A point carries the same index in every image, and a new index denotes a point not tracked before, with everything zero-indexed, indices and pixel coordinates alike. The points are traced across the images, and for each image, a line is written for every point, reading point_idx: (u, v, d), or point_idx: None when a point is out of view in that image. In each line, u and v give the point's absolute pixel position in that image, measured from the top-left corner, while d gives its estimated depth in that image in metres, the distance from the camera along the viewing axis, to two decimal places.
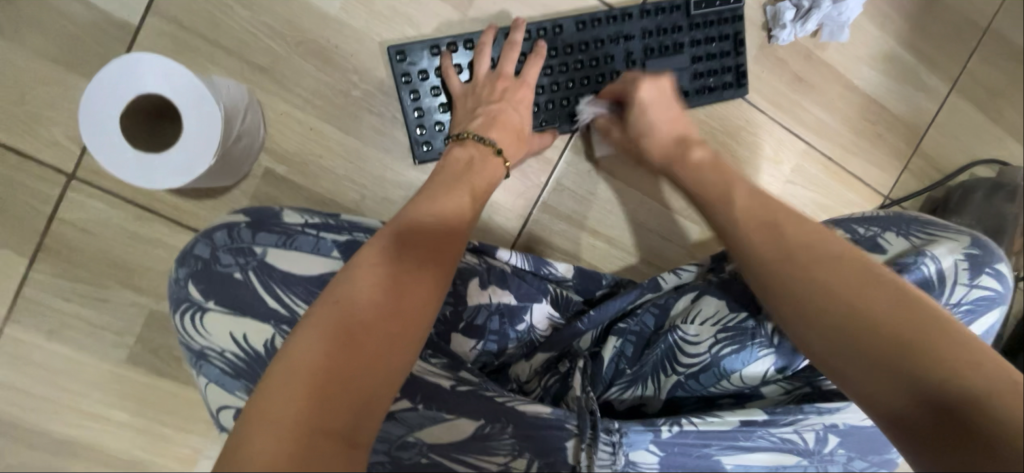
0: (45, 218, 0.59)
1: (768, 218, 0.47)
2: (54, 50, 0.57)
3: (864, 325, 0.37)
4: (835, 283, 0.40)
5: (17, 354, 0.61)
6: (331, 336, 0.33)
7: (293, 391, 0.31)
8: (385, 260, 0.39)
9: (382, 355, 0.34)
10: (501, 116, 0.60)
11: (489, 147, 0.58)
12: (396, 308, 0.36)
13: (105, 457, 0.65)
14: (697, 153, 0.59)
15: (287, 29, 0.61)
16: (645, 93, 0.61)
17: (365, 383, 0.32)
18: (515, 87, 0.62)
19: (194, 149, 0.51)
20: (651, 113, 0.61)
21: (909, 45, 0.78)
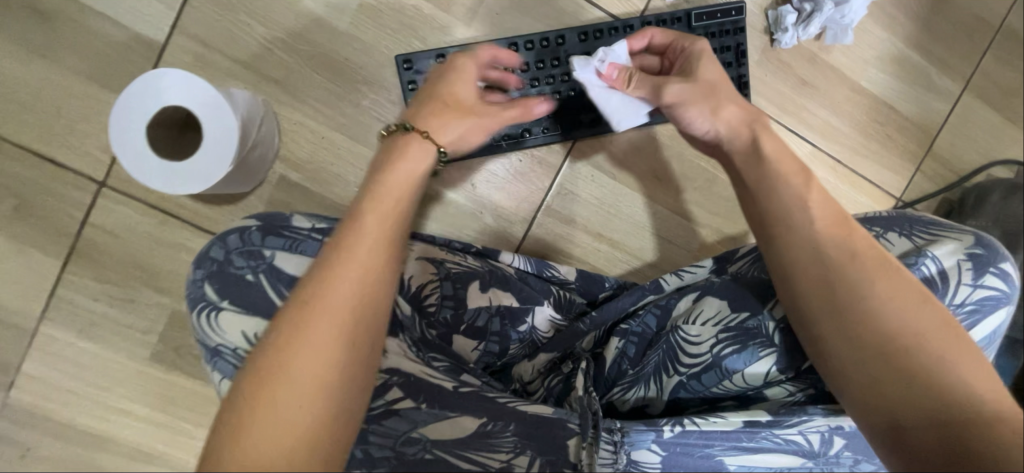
0: (77, 222, 0.63)
1: (836, 216, 0.46)
2: (88, 67, 0.62)
3: (893, 348, 0.41)
4: (885, 303, 0.42)
5: (51, 350, 0.65)
6: (319, 362, 0.36)
7: (287, 412, 0.35)
8: (358, 277, 0.39)
9: (343, 376, 0.37)
10: (435, 94, 0.49)
11: (411, 132, 0.46)
12: (373, 328, 0.39)
13: (128, 450, 0.68)
14: (768, 144, 0.48)
15: (301, 44, 0.65)
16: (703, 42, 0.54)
17: (346, 401, 0.37)
18: (454, 61, 0.51)
19: (213, 157, 0.54)
20: (708, 61, 0.52)
21: (917, 46, 0.77)
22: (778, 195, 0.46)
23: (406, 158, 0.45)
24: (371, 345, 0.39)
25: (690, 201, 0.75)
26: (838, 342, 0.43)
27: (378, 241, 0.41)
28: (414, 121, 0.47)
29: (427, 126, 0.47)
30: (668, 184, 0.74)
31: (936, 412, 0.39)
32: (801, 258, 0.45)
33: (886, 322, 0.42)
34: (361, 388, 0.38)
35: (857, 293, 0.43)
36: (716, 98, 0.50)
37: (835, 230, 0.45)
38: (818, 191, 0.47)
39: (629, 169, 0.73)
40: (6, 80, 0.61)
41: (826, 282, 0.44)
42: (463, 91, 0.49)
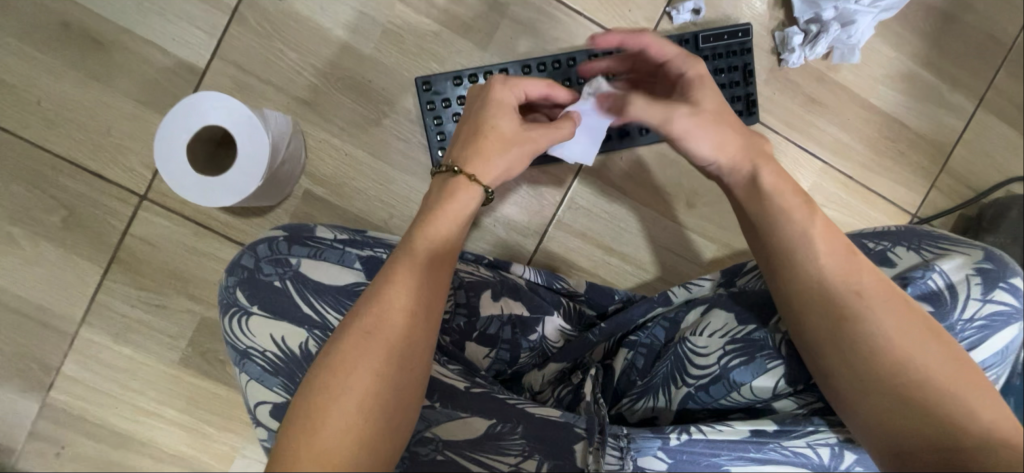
0: (119, 233, 0.68)
1: (846, 252, 0.47)
2: (136, 90, 0.67)
3: (908, 383, 0.42)
4: (898, 338, 0.43)
5: (89, 353, 0.69)
6: (356, 393, 0.39)
7: (327, 441, 0.37)
8: (392, 310, 0.43)
9: (390, 391, 0.41)
10: (477, 131, 0.51)
11: (460, 174, 0.49)
12: (404, 358, 0.42)
13: (154, 451, 0.71)
14: (768, 176, 0.51)
15: (328, 67, 0.69)
16: (696, 68, 0.55)
17: (380, 429, 0.39)
18: (492, 94, 0.53)
19: (246, 172, 0.58)
20: (706, 90, 0.53)
21: (927, 64, 0.78)
22: (787, 230, 0.48)
23: (455, 198, 0.49)
24: (402, 374, 0.41)
25: (699, 216, 0.76)
26: (856, 378, 0.44)
27: (409, 276, 0.44)
28: (461, 163, 0.50)
29: (469, 166, 0.50)
30: (677, 198, 0.76)
31: (952, 448, 0.40)
32: (807, 293, 0.46)
33: (901, 358, 0.43)
34: (393, 416, 0.40)
35: (870, 328, 0.44)
36: (719, 132, 0.52)
37: (845, 264, 0.46)
38: (824, 223, 0.48)
39: (639, 184, 0.75)
40: (64, 102, 0.67)
41: (840, 316, 0.45)
42: (505, 124, 0.52)
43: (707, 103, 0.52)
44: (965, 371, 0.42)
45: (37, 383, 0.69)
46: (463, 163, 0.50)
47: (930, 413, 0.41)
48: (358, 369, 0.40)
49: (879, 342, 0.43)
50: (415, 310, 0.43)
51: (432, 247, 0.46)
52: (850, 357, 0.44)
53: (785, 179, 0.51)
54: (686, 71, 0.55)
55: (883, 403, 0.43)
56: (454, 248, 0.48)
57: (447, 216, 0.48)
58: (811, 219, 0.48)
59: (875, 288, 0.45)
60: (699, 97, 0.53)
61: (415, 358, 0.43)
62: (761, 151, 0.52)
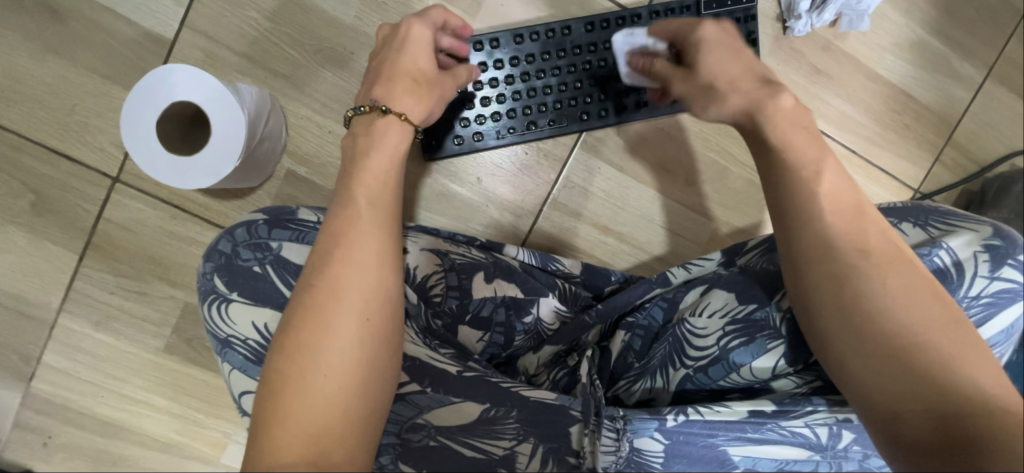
0: (92, 217, 0.65)
1: (847, 211, 0.44)
2: (100, 64, 0.63)
3: (911, 344, 0.41)
4: (904, 297, 0.42)
5: (70, 342, 0.67)
6: (332, 368, 0.37)
7: (309, 416, 0.36)
8: (356, 280, 0.40)
9: (361, 364, 0.38)
10: (397, 67, 0.48)
11: (387, 113, 0.46)
12: (374, 326, 0.39)
13: (144, 439, 0.70)
14: (778, 129, 0.46)
15: (307, 38, 0.65)
16: (708, 32, 0.50)
17: (361, 404, 0.38)
18: (408, 30, 0.50)
19: (220, 151, 0.54)
20: (713, 55, 0.49)
21: (937, 32, 0.74)
22: (794, 188, 0.45)
23: (389, 141, 0.45)
24: (382, 343, 0.40)
25: (698, 193, 0.74)
26: (863, 341, 0.42)
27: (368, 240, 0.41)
28: (387, 102, 0.47)
29: (393, 104, 0.47)
30: (676, 175, 0.73)
31: (954, 408, 0.39)
32: (818, 251, 0.44)
33: (896, 320, 0.41)
34: (370, 390, 0.38)
35: (877, 289, 0.42)
36: (708, 98, 0.49)
37: (845, 221, 0.44)
38: (836, 179, 0.45)
39: (637, 161, 0.72)
40: (23, 79, 0.62)
41: (841, 276, 0.43)
42: (426, 62, 0.50)
43: (713, 67, 0.49)
44: (967, 331, 0.41)
45: (17, 374, 0.67)
46: (389, 104, 0.46)
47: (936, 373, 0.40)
48: (326, 346, 0.37)
49: (884, 302, 0.42)
50: (377, 275, 0.41)
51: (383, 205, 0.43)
52: (854, 319, 0.42)
53: (789, 128, 0.47)
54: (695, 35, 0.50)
55: (889, 366, 0.41)
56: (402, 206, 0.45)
57: (383, 157, 0.44)
58: (812, 175, 0.45)
59: (881, 247, 0.43)
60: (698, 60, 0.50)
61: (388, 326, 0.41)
62: (765, 105, 0.47)
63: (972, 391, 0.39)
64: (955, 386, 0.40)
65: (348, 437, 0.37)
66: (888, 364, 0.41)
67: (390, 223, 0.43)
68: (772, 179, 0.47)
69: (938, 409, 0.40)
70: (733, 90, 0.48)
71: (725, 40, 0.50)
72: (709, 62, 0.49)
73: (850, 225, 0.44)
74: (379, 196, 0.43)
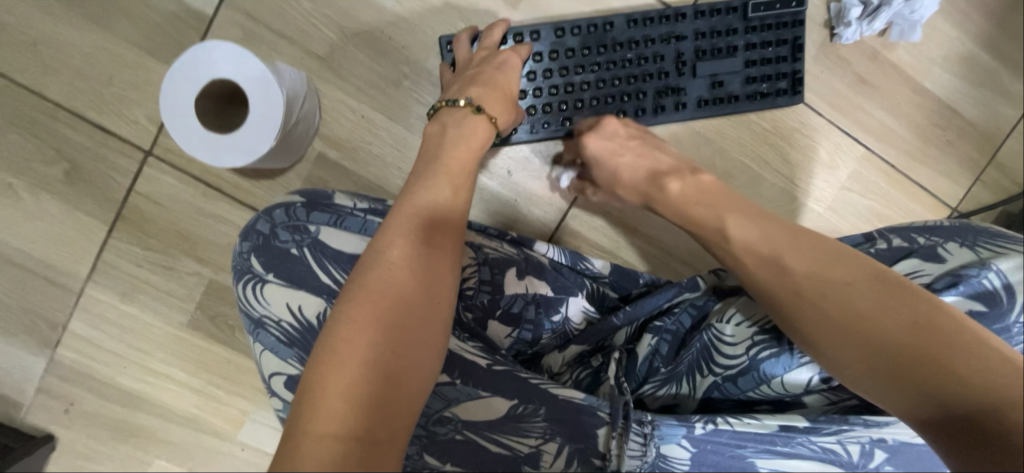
0: (124, 189, 0.65)
1: (767, 251, 0.47)
2: (139, 36, 0.62)
3: (912, 351, 0.38)
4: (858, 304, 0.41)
5: (96, 311, 0.67)
6: (371, 348, 0.37)
7: (345, 376, 0.36)
8: (398, 267, 0.41)
9: (404, 345, 0.38)
10: (491, 78, 0.58)
11: (482, 115, 0.55)
12: (417, 312, 0.40)
13: (164, 412, 0.71)
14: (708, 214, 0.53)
15: (346, 20, 0.64)
16: (592, 147, 0.61)
17: (399, 386, 0.37)
18: (503, 53, 0.60)
19: (258, 131, 0.54)
20: (606, 161, 0.61)
21: (990, 47, 0.72)
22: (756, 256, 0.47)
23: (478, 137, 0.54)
24: (424, 327, 0.40)
25: None
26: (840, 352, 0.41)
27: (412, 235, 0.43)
28: (482, 104, 0.56)
29: (486, 105, 0.56)
30: None
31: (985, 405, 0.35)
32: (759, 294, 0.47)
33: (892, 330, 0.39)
34: (409, 374, 0.38)
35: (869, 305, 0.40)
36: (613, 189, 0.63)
37: (764, 265, 0.46)
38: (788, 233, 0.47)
39: None
40: (63, 47, 0.62)
41: (797, 301, 0.44)
42: (514, 80, 0.60)
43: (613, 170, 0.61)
44: (951, 317, 0.38)
45: (44, 340, 0.67)
46: (483, 104, 0.56)
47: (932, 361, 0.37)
48: (365, 331, 0.38)
49: (867, 320, 0.40)
50: (423, 266, 0.42)
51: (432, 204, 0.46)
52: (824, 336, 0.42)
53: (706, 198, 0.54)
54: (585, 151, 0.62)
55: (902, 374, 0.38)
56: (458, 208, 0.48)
57: (469, 146, 0.53)
58: (720, 238, 0.51)
59: (811, 267, 0.44)
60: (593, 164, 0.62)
61: (434, 313, 0.41)
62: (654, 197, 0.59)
63: (977, 377, 0.35)
64: (951, 372, 0.36)
65: (382, 417, 0.35)
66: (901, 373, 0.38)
67: (442, 219, 0.46)
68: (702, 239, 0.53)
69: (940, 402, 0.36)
70: (631, 173, 0.60)
71: (610, 139, 0.61)
72: (605, 170, 0.62)
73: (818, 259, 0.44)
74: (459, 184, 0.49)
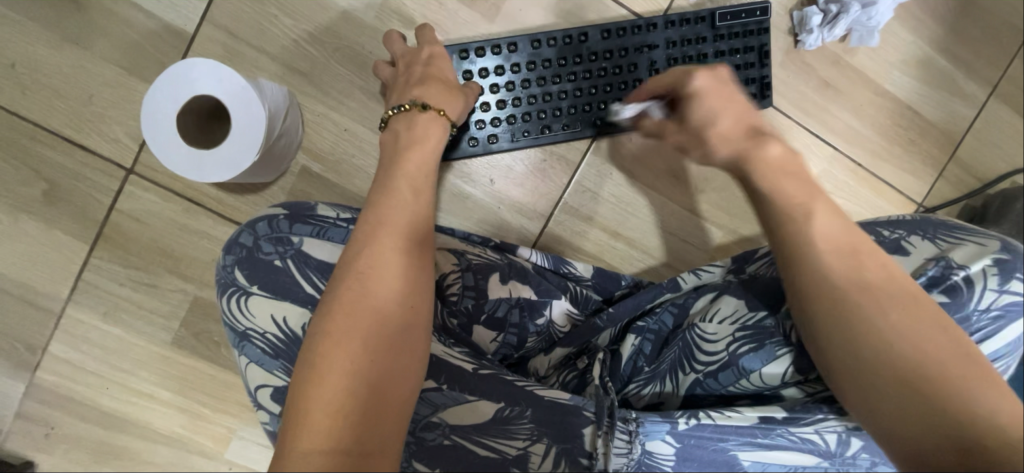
0: (105, 208, 0.65)
1: (847, 240, 0.44)
2: (119, 56, 0.63)
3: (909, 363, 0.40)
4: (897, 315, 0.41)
5: (76, 332, 0.66)
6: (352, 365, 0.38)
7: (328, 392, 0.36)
8: (381, 283, 0.41)
9: (388, 362, 0.39)
10: (427, 76, 0.58)
11: (427, 109, 0.55)
12: (399, 327, 0.41)
13: (148, 433, 0.70)
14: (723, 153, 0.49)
15: (326, 36, 0.65)
16: (699, 80, 0.51)
17: (387, 401, 0.38)
18: (430, 49, 0.60)
19: (240, 145, 0.55)
20: (706, 102, 0.50)
21: (943, 50, 0.76)
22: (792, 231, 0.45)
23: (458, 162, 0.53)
24: (409, 344, 0.41)
25: (708, 201, 0.75)
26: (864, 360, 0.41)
27: (391, 250, 0.43)
28: (425, 101, 0.55)
29: (430, 101, 0.56)
30: (686, 182, 0.74)
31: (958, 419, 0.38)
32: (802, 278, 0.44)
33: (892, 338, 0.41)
34: (397, 390, 0.39)
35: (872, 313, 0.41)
36: (701, 144, 0.50)
37: (835, 252, 0.43)
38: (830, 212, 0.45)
39: (648, 167, 0.73)
40: (42, 67, 0.62)
41: (840, 305, 0.42)
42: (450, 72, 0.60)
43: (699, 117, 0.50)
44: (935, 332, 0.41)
45: (23, 364, 0.66)
46: (428, 101, 0.56)
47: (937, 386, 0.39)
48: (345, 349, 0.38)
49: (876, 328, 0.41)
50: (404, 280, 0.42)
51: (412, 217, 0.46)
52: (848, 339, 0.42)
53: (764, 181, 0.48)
54: (686, 83, 0.51)
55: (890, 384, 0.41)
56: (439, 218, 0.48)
57: (453, 169, 0.52)
58: (802, 216, 0.44)
59: (866, 263, 0.43)
60: (706, 104, 0.50)
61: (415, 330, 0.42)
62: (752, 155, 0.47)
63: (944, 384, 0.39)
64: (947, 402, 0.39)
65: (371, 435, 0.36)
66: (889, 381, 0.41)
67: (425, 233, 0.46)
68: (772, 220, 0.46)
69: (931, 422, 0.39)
70: (730, 122, 0.49)
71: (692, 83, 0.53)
72: (699, 112, 0.50)
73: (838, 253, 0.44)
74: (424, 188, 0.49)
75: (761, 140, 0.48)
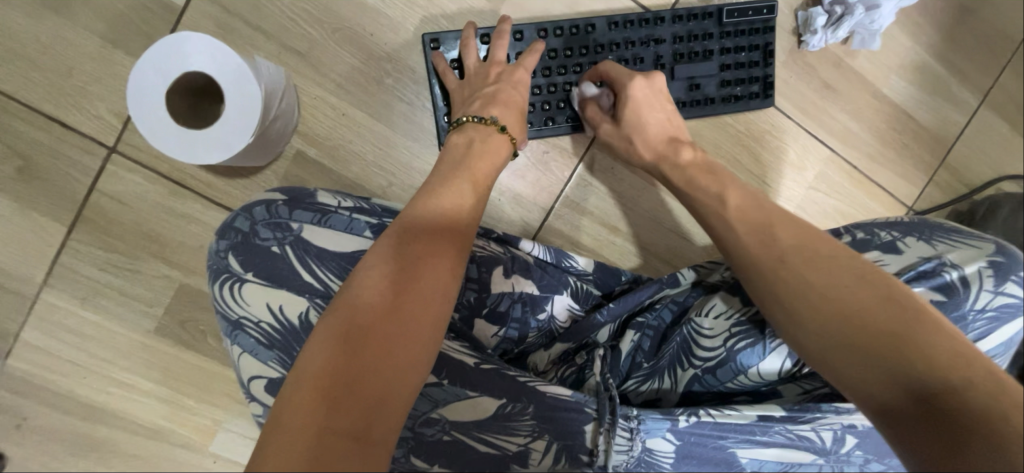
0: (84, 188, 0.61)
1: (761, 218, 0.50)
2: (101, 26, 0.59)
3: (872, 330, 0.40)
4: (835, 275, 0.43)
5: (51, 318, 0.63)
6: (346, 336, 0.37)
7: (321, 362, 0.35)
8: (392, 264, 0.41)
9: (382, 339, 0.37)
10: (498, 95, 0.60)
11: (501, 132, 0.58)
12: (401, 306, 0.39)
13: (128, 424, 0.67)
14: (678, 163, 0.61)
15: (326, 15, 0.63)
16: (636, 90, 0.63)
17: (375, 377, 0.35)
18: (503, 65, 0.62)
19: (234, 127, 0.52)
20: (640, 110, 0.63)
21: (940, 57, 0.77)
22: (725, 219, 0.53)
23: (483, 162, 0.55)
24: (412, 324, 0.38)
25: None
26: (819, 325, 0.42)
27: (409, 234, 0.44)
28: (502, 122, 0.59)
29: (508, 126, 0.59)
30: None
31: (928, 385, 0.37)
32: (745, 258, 0.49)
33: (842, 303, 0.42)
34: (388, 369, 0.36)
35: (819, 282, 0.44)
36: (631, 142, 0.64)
37: (755, 231, 0.49)
38: (751, 201, 0.53)
39: None
40: (18, 36, 0.58)
41: (781, 278, 0.45)
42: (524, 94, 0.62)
43: (630, 121, 0.63)
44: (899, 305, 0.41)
45: None
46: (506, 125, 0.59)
47: (889, 338, 0.39)
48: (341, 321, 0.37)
49: (823, 294, 0.43)
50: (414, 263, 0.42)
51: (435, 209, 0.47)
52: (804, 310, 0.43)
53: (702, 176, 0.58)
54: (626, 91, 0.63)
55: (849, 355, 0.40)
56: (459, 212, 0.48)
57: (486, 162, 0.55)
58: (726, 202, 0.54)
59: (798, 235, 0.47)
60: (637, 111, 0.63)
61: (421, 310, 0.39)
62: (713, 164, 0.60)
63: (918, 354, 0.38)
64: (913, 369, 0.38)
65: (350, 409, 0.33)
66: (847, 352, 0.41)
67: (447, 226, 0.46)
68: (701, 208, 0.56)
69: (900, 377, 0.38)
70: (657, 126, 0.64)
71: (649, 88, 0.63)
72: (633, 117, 0.63)
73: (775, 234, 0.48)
74: (458, 191, 0.50)
75: (679, 145, 0.63)
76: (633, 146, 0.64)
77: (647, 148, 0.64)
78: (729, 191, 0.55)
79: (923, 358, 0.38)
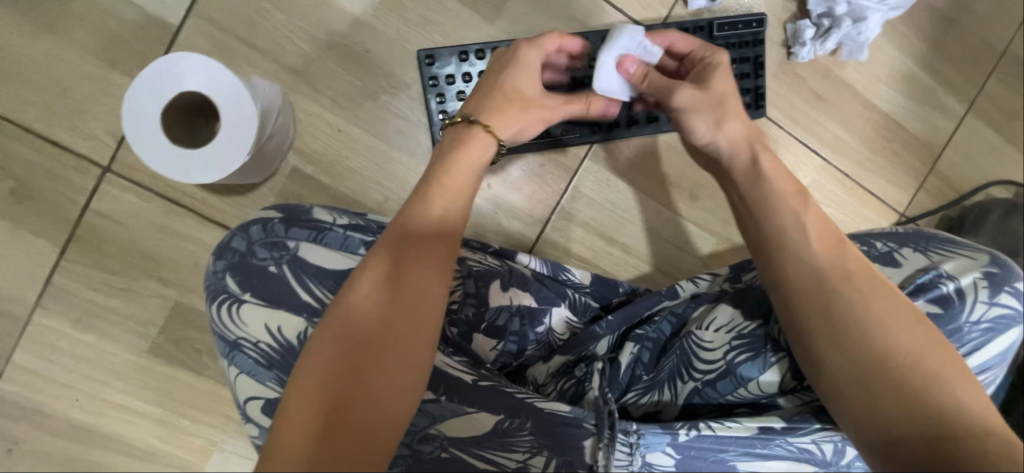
0: (78, 208, 0.61)
1: (813, 228, 0.47)
2: (96, 46, 0.59)
3: (894, 367, 0.42)
4: (867, 304, 0.44)
5: (44, 340, 0.62)
6: (334, 366, 0.38)
7: (314, 395, 0.37)
8: (378, 289, 0.41)
9: (368, 371, 0.38)
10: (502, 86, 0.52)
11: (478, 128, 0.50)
12: (386, 335, 0.39)
13: (123, 447, 0.66)
14: (766, 161, 0.50)
15: (321, 33, 0.63)
16: (723, 56, 0.55)
17: (366, 410, 0.37)
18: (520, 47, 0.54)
19: (230, 145, 0.52)
20: (726, 77, 0.53)
21: (926, 66, 0.79)
22: (779, 221, 0.48)
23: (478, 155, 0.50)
24: (398, 352, 0.39)
25: (703, 209, 0.75)
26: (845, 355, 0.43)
27: (398, 252, 0.43)
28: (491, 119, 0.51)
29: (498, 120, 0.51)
30: (681, 190, 0.74)
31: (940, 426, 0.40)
32: (791, 274, 0.46)
33: (877, 336, 0.42)
34: (376, 401, 0.38)
35: (856, 312, 0.43)
36: (721, 113, 0.51)
37: (800, 241, 0.47)
38: (816, 213, 0.48)
39: (641, 174, 0.73)
40: (11, 57, 0.58)
41: (823, 301, 0.44)
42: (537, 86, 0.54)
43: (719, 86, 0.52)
44: (923, 343, 0.42)
45: None
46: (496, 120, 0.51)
47: (910, 378, 0.41)
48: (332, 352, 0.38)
49: (858, 323, 0.43)
50: (402, 289, 0.41)
51: (434, 225, 0.45)
52: (832, 340, 0.43)
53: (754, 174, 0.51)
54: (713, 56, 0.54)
55: (870, 391, 0.42)
56: (450, 222, 0.46)
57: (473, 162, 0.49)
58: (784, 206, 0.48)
59: (832, 253, 0.46)
60: (709, 79, 0.53)
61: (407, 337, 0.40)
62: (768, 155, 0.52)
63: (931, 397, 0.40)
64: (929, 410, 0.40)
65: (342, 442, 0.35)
66: (868, 387, 0.42)
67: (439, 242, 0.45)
68: (755, 209, 0.49)
69: (914, 415, 0.40)
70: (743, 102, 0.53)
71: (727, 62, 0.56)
72: (722, 84, 0.53)
73: (815, 250, 0.46)
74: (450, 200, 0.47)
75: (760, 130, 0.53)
76: (724, 116, 0.51)
77: (739, 120, 0.51)
78: (784, 195, 0.48)
79: (934, 401, 0.40)
